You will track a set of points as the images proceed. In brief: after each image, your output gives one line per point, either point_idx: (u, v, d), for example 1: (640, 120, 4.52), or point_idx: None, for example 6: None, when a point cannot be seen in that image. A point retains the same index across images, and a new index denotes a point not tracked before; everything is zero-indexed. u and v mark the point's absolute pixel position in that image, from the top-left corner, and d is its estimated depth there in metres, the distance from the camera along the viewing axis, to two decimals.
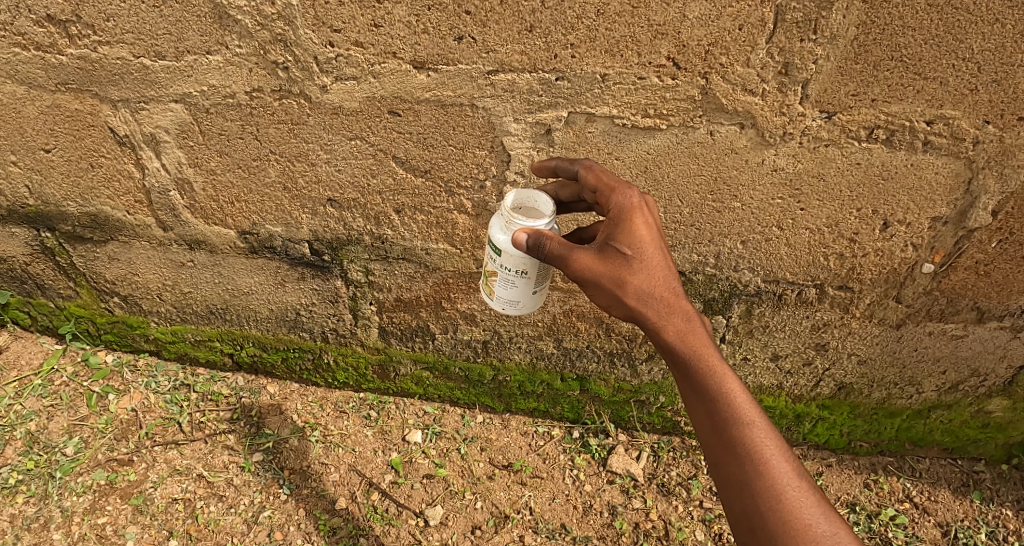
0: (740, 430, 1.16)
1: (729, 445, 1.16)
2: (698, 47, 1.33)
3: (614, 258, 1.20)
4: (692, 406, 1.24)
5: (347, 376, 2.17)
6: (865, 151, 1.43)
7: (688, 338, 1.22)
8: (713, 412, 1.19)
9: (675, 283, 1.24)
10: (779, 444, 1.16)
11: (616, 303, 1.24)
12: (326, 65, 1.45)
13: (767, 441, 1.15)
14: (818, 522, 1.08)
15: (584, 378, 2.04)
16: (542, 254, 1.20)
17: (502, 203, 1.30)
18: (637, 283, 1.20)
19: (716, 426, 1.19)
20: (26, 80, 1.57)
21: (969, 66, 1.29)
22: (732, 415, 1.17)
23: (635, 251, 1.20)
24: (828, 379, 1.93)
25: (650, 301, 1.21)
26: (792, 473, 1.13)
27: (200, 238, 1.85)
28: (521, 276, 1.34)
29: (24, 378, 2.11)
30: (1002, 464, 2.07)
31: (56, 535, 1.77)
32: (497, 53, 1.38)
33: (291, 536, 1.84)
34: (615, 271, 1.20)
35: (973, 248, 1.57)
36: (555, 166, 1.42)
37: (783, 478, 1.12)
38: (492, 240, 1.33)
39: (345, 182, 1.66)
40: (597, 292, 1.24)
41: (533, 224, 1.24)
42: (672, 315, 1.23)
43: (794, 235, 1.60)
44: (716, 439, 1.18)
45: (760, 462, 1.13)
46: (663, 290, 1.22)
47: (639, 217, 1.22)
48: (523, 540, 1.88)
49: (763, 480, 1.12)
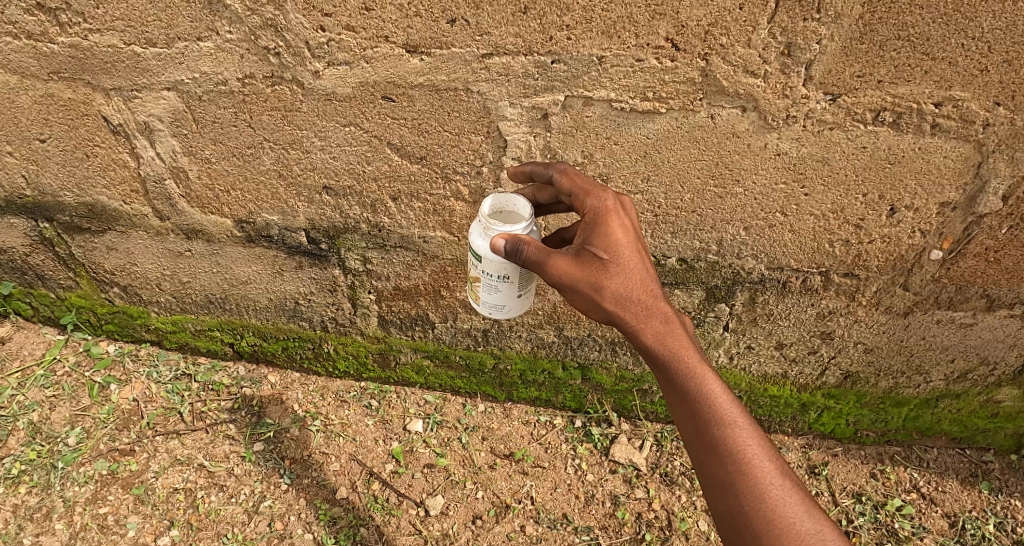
0: (721, 430, 1.13)
1: (712, 447, 1.13)
2: (699, 28, 1.29)
3: (591, 262, 1.19)
4: (674, 408, 1.21)
5: (348, 365, 2.16)
6: (871, 134, 1.39)
7: (668, 340, 1.21)
8: (695, 413, 1.16)
9: (653, 285, 1.22)
10: (762, 442, 1.14)
11: (594, 307, 1.22)
12: (318, 51, 1.42)
13: (750, 440, 1.13)
14: (802, 519, 1.07)
15: (586, 367, 2.02)
16: (520, 259, 1.19)
17: (479, 209, 1.29)
18: (614, 288, 1.19)
19: (698, 427, 1.16)
20: (18, 69, 1.56)
21: (979, 46, 1.24)
22: (714, 416, 1.14)
23: (612, 255, 1.19)
24: (834, 367, 1.89)
25: (627, 303, 1.20)
26: (775, 472, 1.11)
27: (197, 227, 1.84)
28: (503, 280, 1.33)
29: (27, 369, 2.12)
30: (1012, 454, 2.03)
31: (58, 525, 1.78)
32: (491, 36, 1.35)
33: (292, 525, 1.84)
34: (592, 275, 1.19)
35: (983, 235, 1.53)
36: (530, 170, 1.41)
37: (767, 477, 1.10)
38: (472, 247, 1.32)
39: (340, 169, 1.64)
40: (575, 297, 1.22)
41: (510, 228, 1.22)
42: (651, 317, 1.21)
43: (799, 221, 1.56)
44: (699, 440, 1.16)
45: (743, 462, 1.11)
46: (641, 292, 1.20)
47: (615, 221, 1.22)
48: (524, 530, 1.87)
49: (748, 480, 1.10)
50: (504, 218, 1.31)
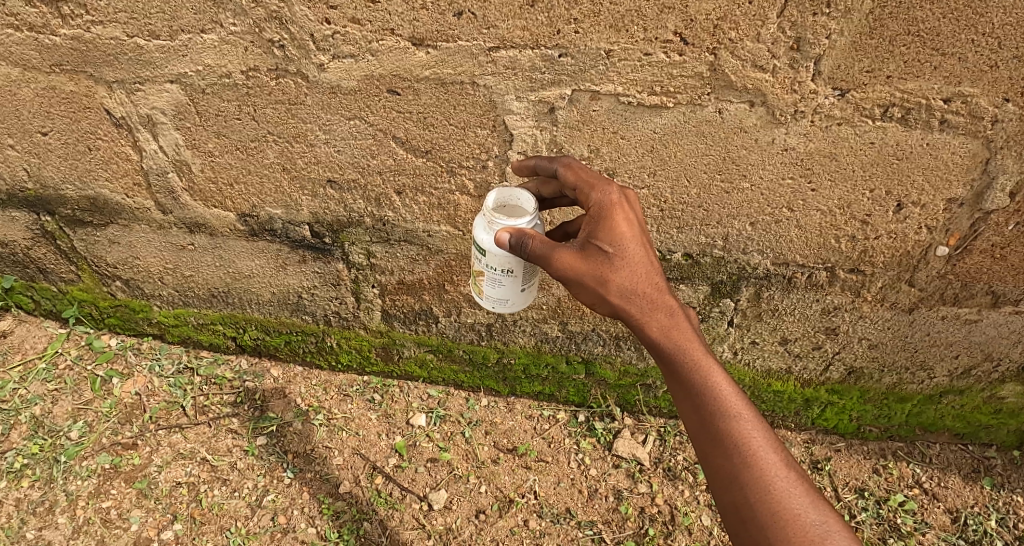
0: (726, 422, 1.13)
1: (717, 440, 1.13)
2: (707, 22, 1.28)
3: (595, 255, 1.18)
4: (680, 401, 1.21)
5: (350, 359, 2.15)
6: (879, 130, 1.38)
7: (672, 333, 1.21)
8: (700, 406, 1.16)
9: (658, 278, 1.22)
10: (767, 435, 1.13)
11: (598, 301, 1.22)
12: (323, 43, 1.41)
13: (755, 433, 1.13)
14: (807, 511, 1.06)
15: (589, 361, 2.02)
16: (524, 253, 1.19)
17: (483, 203, 1.28)
18: (619, 281, 1.19)
19: (703, 420, 1.16)
20: (20, 61, 1.55)
21: (989, 41, 1.23)
22: (719, 408, 1.14)
23: (616, 248, 1.18)
24: (838, 363, 1.89)
25: (632, 296, 1.20)
26: (781, 464, 1.11)
27: (200, 221, 1.83)
28: (507, 274, 1.32)
29: (29, 362, 2.12)
30: (1014, 450, 2.03)
31: (61, 519, 1.78)
32: (498, 29, 1.34)
33: (295, 519, 1.84)
34: (597, 269, 1.19)
35: (990, 231, 1.52)
36: (535, 164, 1.40)
37: (772, 470, 1.09)
38: (476, 240, 1.31)
39: (345, 163, 1.63)
40: (580, 291, 1.22)
41: (515, 222, 1.22)
42: (656, 310, 1.21)
43: (805, 216, 1.56)
44: (704, 433, 1.15)
45: (748, 454, 1.10)
46: (646, 285, 1.20)
47: (620, 214, 1.20)
48: (528, 524, 1.87)
49: (752, 472, 1.09)
50: (509, 212, 1.30)
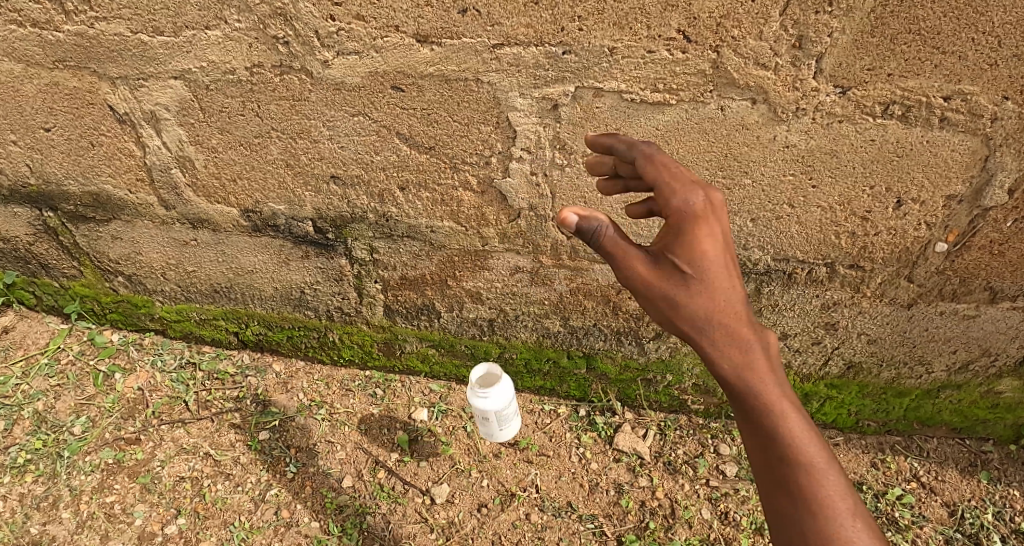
0: (788, 466, 1.03)
1: (778, 480, 1.04)
2: (710, 19, 1.29)
3: (671, 273, 1.10)
4: (743, 433, 1.11)
5: (352, 354, 2.16)
6: (879, 127, 1.40)
7: (746, 366, 1.08)
8: (766, 443, 1.06)
9: (738, 302, 1.10)
10: (837, 483, 1.03)
11: (662, 319, 1.14)
12: (327, 40, 1.41)
13: (824, 473, 1.03)
14: (860, 544, 0.98)
15: (590, 356, 2.03)
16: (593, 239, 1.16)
17: None
18: (690, 305, 1.09)
19: (767, 457, 1.06)
20: (23, 57, 1.55)
21: (989, 39, 1.25)
22: (789, 449, 1.04)
23: (695, 268, 1.08)
24: (837, 357, 1.91)
25: (705, 322, 1.09)
26: (848, 513, 1.01)
27: (203, 217, 1.83)
28: None
29: (31, 358, 2.12)
30: (1011, 445, 2.06)
31: (65, 514, 1.79)
32: (502, 26, 1.35)
33: (298, 514, 1.85)
34: (670, 290, 1.10)
35: (988, 227, 1.54)
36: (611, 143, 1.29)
37: (838, 517, 1.00)
38: None
39: (348, 159, 1.63)
40: (650, 308, 1.14)
41: None
42: (731, 341, 1.09)
43: (806, 213, 1.57)
44: (765, 470, 1.07)
45: (813, 500, 1.01)
46: (722, 308, 1.09)
47: (705, 229, 1.10)
48: (529, 518, 1.89)
49: (815, 520, 1.00)
50: None
